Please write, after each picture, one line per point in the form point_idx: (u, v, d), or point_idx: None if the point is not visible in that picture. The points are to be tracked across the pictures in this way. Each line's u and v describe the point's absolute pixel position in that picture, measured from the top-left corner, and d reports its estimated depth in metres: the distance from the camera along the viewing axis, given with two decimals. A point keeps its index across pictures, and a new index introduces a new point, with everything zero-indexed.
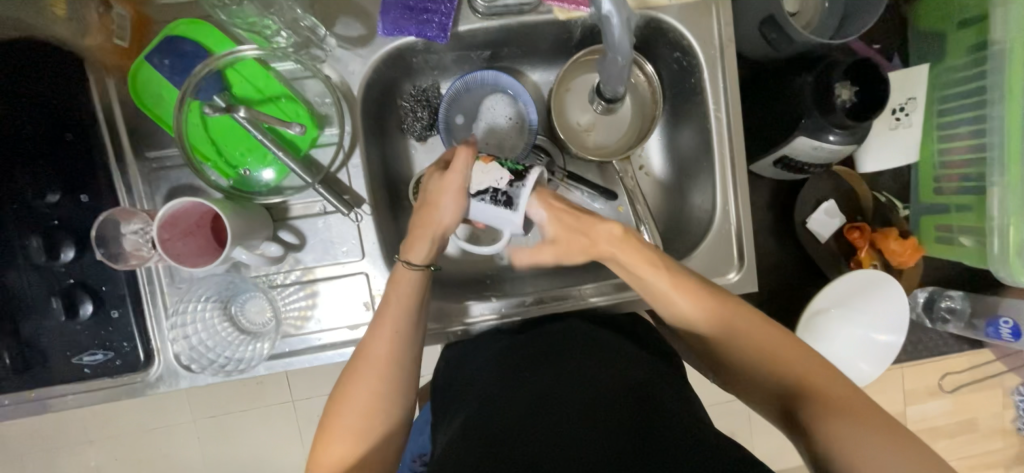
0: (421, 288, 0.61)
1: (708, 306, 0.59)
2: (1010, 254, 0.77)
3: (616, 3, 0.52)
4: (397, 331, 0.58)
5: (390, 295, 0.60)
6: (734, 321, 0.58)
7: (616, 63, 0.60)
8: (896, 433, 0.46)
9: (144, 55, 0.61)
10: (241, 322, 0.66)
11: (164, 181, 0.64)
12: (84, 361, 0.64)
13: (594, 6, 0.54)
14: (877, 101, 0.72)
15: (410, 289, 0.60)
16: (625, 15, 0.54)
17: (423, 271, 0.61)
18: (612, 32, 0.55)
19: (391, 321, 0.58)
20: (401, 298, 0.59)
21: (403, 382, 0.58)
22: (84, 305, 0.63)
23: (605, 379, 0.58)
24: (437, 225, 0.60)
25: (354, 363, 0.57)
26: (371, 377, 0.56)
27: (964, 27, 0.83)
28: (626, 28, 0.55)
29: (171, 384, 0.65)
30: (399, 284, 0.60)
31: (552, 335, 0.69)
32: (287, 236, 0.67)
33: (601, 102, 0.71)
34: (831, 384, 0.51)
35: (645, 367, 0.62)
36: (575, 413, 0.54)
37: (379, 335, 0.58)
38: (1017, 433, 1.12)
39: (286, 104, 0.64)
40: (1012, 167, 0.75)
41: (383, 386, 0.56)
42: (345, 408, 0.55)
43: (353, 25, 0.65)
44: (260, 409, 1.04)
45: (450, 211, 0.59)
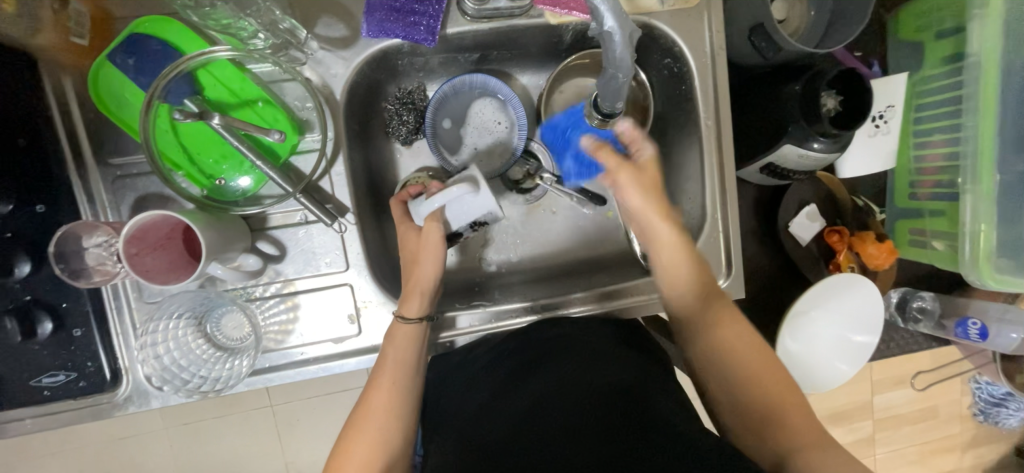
0: (421, 338, 0.63)
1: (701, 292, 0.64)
2: (980, 259, 0.80)
3: (618, 18, 0.51)
4: (396, 379, 0.59)
5: (387, 353, 0.61)
6: (724, 319, 0.62)
7: (615, 80, 0.58)
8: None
9: (106, 53, 0.56)
10: (217, 339, 0.62)
11: (130, 189, 0.60)
12: (44, 383, 0.59)
13: (594, 21, 0.52)
14: (862, 110, 0.74)
15: (410, 341, 0.62)
16: (627, 31, 0.53)
17: (420, 326, 0.62)
18: (612, 48, 0.53)
19: (389, 373, 0.59)
20: (399, 356, 0.60)
21: (402, 431, 0.58)
22: (43, 324, 0.57)
23: (596, 384, 0.57)
24: (422, 282, 0.63)
25: (354, 415, 0.58)
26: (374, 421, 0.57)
27: (940, 38, 0.85)
28: (627, 44, 0.53)
29: (141, 405, 0.62)
30: (396, 340, 0.61)
31: (542, 334, 0.67)
32: (266, 247, 0.64)
33: (596, 117, 0.67)
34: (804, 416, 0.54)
35: (632, 361, 0.62)
36: (567, 426, 0.53)
37: (378, 386, 0.59)
38: (975, 420, 1.18)
39: (264, 109, 0.61)
40: (984, 176, 0.78)
41: (386, 433, 0.57)
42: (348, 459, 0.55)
43: (335, 25, 0.62)
44: (237, 415, 1.00)
45: (431, 268, 0.63)
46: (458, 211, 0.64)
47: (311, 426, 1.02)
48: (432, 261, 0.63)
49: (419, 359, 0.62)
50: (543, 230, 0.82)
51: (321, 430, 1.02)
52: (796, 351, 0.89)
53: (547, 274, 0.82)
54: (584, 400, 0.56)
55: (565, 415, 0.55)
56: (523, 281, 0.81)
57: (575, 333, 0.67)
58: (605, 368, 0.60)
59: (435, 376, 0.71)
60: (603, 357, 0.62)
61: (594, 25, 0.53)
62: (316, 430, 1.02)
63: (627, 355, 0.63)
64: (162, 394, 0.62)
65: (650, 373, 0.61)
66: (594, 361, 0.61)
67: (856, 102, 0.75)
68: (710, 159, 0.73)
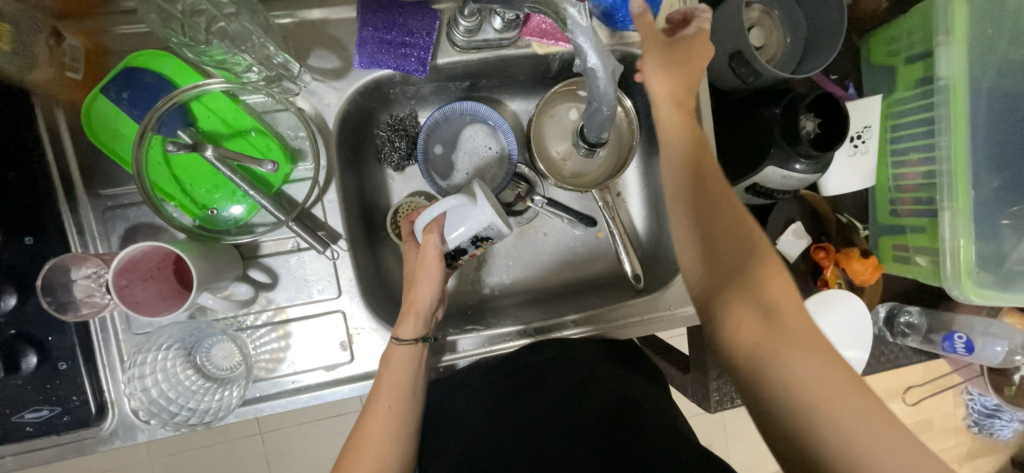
0: (418, 361, 0.63)
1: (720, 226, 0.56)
2: (962, 274, 0.82)
3: (600, 56, 0.54)
4: (393, 402, 0.58)
5: (383, 374, 0.60)
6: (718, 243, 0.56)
7: (600, 112, 0.60)
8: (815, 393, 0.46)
9: (99, 87, 0.57)
10: (207, 369, 0.62)
11: (121, 219, 0.60)
12: (26, 419, 0.57)
13: (578, 58, 0.55)
14: (839, 133, 0.77)
15: (406, 362, 0.62)
16: (610, 67, 0.55)
17: (416, 348, 0.62)
18: (596, 83, 0.56)
19: (386, 396, 0.59)
20: (396, 377, 0.60)
21: (401, 456, 0.56)
22: (27, 357, 0.56)
23: (594, 407, 0.58)
24: (420, 302, 0.63)
25: (352, 440, 0.56)
26: (370, 444, 0.55)
27: (910, 63, 0.89)
28: (612, 81, 0.55)
29: (127, 439, 0.61)
30: (391, 360, 0.61)
31: (535, 356, 0.68)
32: (257, 275, 0.64)
33: (583, 146, 0.71)
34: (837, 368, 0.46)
35: (629, 385, 0.63)
36: (564, 449, 0.54)
37: (373, 411, 0.58)
38: (970, 431, 1.19)
39: (257, 139, 0.62)
40: (960, 192, 0.81)
41: (385, 457, 0.55)
42: None
43: (328, 57, 0.64)
44: (226, 444, 0.98)
45: (429, 287, 0.63)
46: (460, 226, 0.62)
47: (302, 453, 1.00)
48: (431, 280, 0.63)
49: (416, 379, 0.62)
50: (535, 252, 0.82)
51: (312, 457, 1.00)
52: None
53: (539, 296, 0.82)
54: (585, 424, 0.56)
55: (558, 442, 0.55)
56: (517, 303, 0.82)
57: (569, 353, 0.68)
58: (592, 390, 0.61)
59: (429, 402, 0.71)
60: (600, 380, 0.63)
61: (579, 62, 0.55)
62: (307, 458, 1.00)
63: (626, 380, 0.64)
64: (148, 427, 0.60)
65: (648, 394, 0.62)
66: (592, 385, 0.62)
67: (833, 125, 0.77)
68: None
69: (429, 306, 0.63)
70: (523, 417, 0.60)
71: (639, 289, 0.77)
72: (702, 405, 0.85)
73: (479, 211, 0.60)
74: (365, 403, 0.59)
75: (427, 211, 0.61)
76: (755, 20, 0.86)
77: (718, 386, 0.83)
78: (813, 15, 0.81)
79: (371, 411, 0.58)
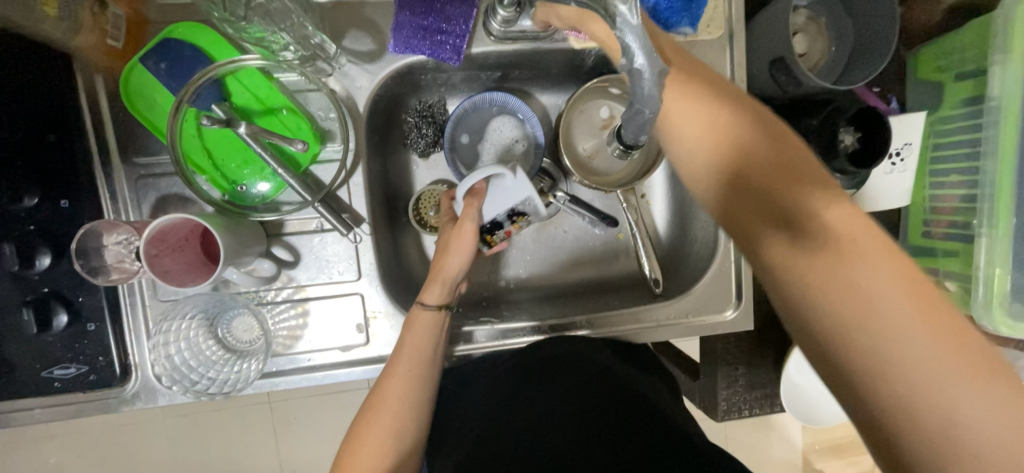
0: (440, 328, 0.63)
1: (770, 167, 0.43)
2: (993, 304, 0.79)
3: (650, 57, 0.44)
4: (413, 368, 0.60)
5: (405, 338, 0.61)
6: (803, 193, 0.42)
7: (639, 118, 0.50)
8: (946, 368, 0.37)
9: (139, 56, 0.58)
10: (227, 341, 0.63)
11: (152, 189, 0.61)
12: (55, 375, 0.60)
13: (624, 56, 0.45)
14: (878, 150, 0.74)
15: (428, 330, 0.62)
16: (661, 69, 0.45)
17: (440, 313, 0.63)
18: (642, 87, 0.45)
19: (405, 367, 0.60)
20: (419, 342, 0.61)
21: (416, 425, 0.58)
22: (58, 316, 0.58)
23: (603, 398, 0.61)
24: (449, 270, 0.64)
25: (370, 402, 0.59)
26: (390, 407, 0.57)
27: (960, 80, 0.85)
28: (659, 84, 0.45)
29: (148, 401, 0.62)
30: (416, 325, 0.62)
31: (551, 349, 0.67)
32: (280, 252, 0.65)
33: (619, 146, 0.70)
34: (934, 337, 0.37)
35: (637, 377, 0.66)
36: (575, 438, 0.56)
37: (394, 375, 0.59)
38: None
39: (288, 117, 0.62)
40: (1001, 220, 0.78)
41: (400, 421, 0.57)
42: (360, 449, 0.55)
43: (363, 39, 0.63)
44: (238, 408, 1.00)
45: (460, 258, 0.65)
46: (498, 197, 0.66)
47: (309, 425, 1.02)
48: (463, 252, 0.65)
49: (437, 350, 0.62)
50: (553, 249, 0.82)
51: (319, 427, 1.02)
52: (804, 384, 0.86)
53: (554, 292, 0.82)
54: (594, 413, 0.59)
55: (569, 429, 0.57)
56: (531, 297, 0.81)
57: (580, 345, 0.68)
58: (603, 383, 0.63)
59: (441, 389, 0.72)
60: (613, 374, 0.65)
61: (624, 62, 0.46)
62: (314, 429, 1.02)
63: (634, 373, 0.66)
64: (168, 392, 0.62)
65: (654, 388, 0.65)
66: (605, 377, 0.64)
67: (873, 141, 0.75)
68: None
69: (454, 277, 0.64)
70: (534, 404, 0.61)
71: (656, 293, 0.77)
72: (708, 413, 0.86)
73: (518, 183, 0.64)
74: (386, 365, 0.61)
75: (465, 181, 0.64)
76: (800, 26, 0.84)
77: (728, 397, 0.83)
78: (863, 24, 0.78)
79: (389, 377, 0.59)
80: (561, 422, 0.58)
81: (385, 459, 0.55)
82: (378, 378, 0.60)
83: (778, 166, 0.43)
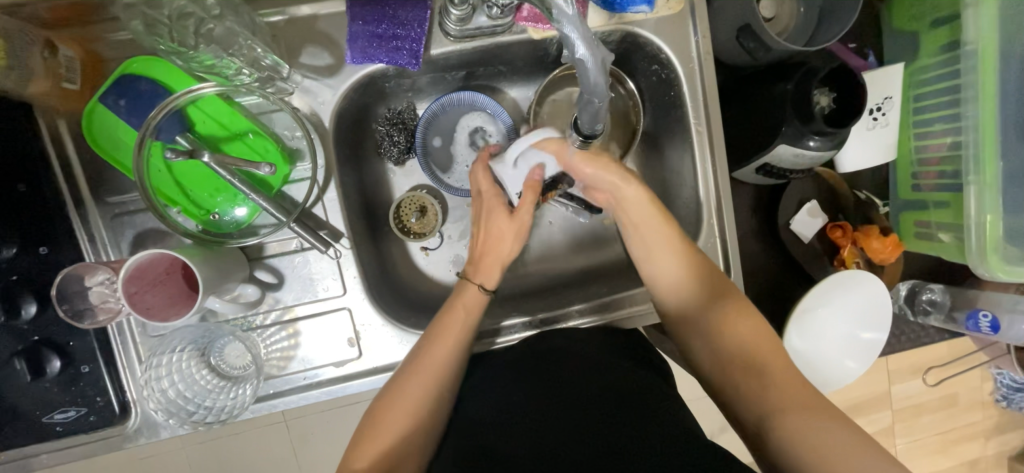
0: (482, 310, 0.66)
1: (700, 284, 0.65)
2: (987, 251, 0.78)
3: (589, 47, 0.51)
4: (453, 340, 0.62)
5: (452, 308, 0.65)
6: (730, 314, 0.62)
7: (592, 104, 0.58)
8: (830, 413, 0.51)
9: (98, 95, 0.58)
10: (221, 368, 0.63)
11: (129, 226, 0.62)
12: (56, 419, 0.61)
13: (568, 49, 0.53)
14: (853, 108, 0.73)
15: (473, 308, 0.66)
16: (600, 57, 0.52)
17: (482, 295, 0.66)
18: (588, 75, 0.53)
19: (443, 343, 0.62)
20: (462, 316, 0.64)
21: (446, 390, 0.61)
22: (51, 362, 0.59)
23: (603, 399, 0.58)
24: (503, 254, 0.69)
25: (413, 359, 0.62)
26: (422, 374, 0.60)
27: (935, 27, 0.84)
28: (601, 71, 0.53)
29: (151, 436, 0.63)
30: (463, 298, 0.66)
31: (551, 346, 0.67)
32: (264, 275, 0.65)
33: (574, 139, 0.66)
34: (788, 381, 0.55)
35: (646, 387, 0.60)
36: (570, 428, 0.55)
37: (437, 340, 0.62)
38: (996, 405, 1.17)
39: (255, 140, 0.62)
40: (986, 165, 0.77)
41: (436, 383, 0.60)
42: (397, 399, 0.59)
43: (320, 54, 0.63)
44: (253, 430, 1.01)
45: (514, 244, 0.70)
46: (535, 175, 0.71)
47: (324, 439, 1.03)
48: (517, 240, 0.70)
49: (471, 328, 0.64)
50: (538, 243, 0.82)
51: (335, 441, 1.03)
52: (805, 349, 0.87)
53: (545, 285, 0.81)
54: (594, 412, 0.56)
55: (569, 416, 0.57)
56: (524, 293, 0.81)
57: (577, 348, 0.66)
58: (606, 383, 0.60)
59: None
60: (619, 386, 0.60)
61: (568, 53, 0.53)
62: (330, 444, 1.03)
63: (644, 382, 0.61)
64: (168, 424, 0.63)
65: (665, 398, 0.59)
66: (608, 384, 0.60)
67: (849, 98, 0.74)
68: (705, 163, 0.72)
69: (509, 257, 0.69)
70: (558, 374, 0.62)
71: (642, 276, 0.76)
72: None
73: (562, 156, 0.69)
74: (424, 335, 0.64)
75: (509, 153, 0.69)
76: None
77: None
78: None
79: (425, 349, 0.62)
80: (574, 401, 0.58)
81: (417, 413, 0.58)
82: (413, 350, 0.63)
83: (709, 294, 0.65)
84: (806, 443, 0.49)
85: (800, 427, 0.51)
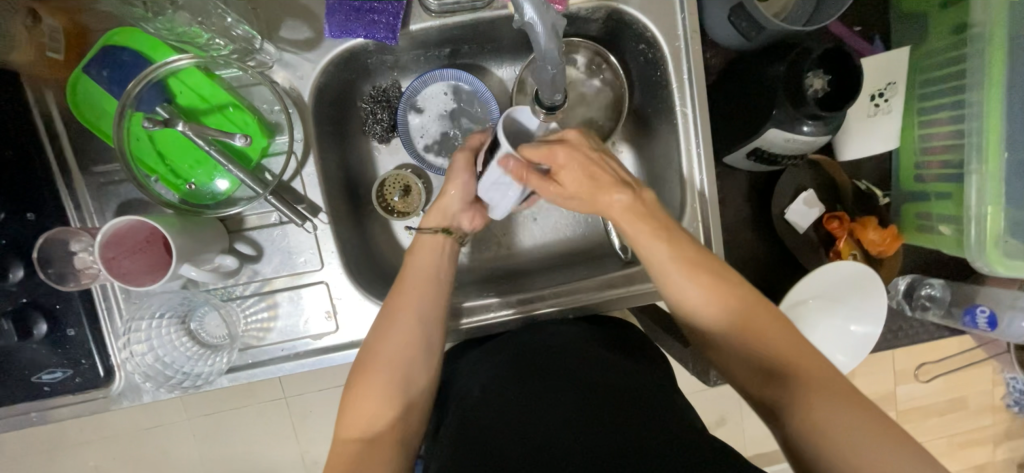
0: (442, 260, 0.65)
1: (704, 279, 0.57)
2: (987, 243, 0.75)
3: (536, 9, 0.48)
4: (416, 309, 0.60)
5: (410, 274, 0.63)
6: (745, 304, 0.55)
7: (547, 69, 0.54)
8: (881, 424, 0.45)
9: (81, 65, 0.59)
10: (201, 336, 0.65)
11: (113, 196, 0.63)
12: (44, 379, 0.63)
13: (516, 10, 0.50)
14: (849, 91, 0.71)
15: (432, 252, 0.64)
16: (550, 21, 0.49)
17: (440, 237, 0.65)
18: (538, 39, 0.50)
19: (408, 311, 0.60)
20: (424, 276, 0.63)
21: (418, 367, 0.59)
22: (39, 325, 0.62)
23: (597, 379, 0.56)
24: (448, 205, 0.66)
25: (377, 331, 0.59)
26: (393, 337, 0.58)
27: (945, 8, 0.80)
28: (553, 34, 0.50)
29: (134, 399, 0.65)
30: (426, 250, 0.64)
31: (530, 332, 0.67)
32: (243, 248, 0.66)
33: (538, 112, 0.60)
34: (815, 378, 0.49)
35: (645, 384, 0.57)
36: (564, 406, 0.53)
37: (402, 307, 0.60)
38: (1008, 410, 1.13)
39: (234, 113, 0.62)
40: (990, 154, 0.74)
41: (405, 355, 0.58)
42: (371, 377, 0.56)
43: (299, 28, 0.63)
44: (256, 406, 1.04)
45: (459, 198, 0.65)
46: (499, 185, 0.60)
47: (322, 416, 1.06)
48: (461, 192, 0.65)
49: (439, 287, 0.63)
50: (522, 229, 0.82)
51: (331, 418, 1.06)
52: None
53: (529, 269, 0.81)
54: (588, 392, 0.54)
55: (561, 403, 0.54)
56: (510, 275, 0.81)
57: (570, 337, 0.65)
58: (599, 370, 0.58)
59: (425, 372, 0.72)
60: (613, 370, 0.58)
61: (518, 15, 0.50)
62: (327, 420, 1.06)
63: (637, 371, 0.60)
64: (150, 389, 0.64)
65: (657, 386, 0.58)
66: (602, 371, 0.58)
67: (844, 81, 0.71)
68: (691, 148, 0.70)
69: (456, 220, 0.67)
70: (545, 356, 0.61)
71: (623, 261, 0.76)
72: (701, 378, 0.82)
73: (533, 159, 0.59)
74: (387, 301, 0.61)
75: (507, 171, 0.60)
76: None
77: None
78: None
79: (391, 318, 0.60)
80: (566, 379, 0.57)
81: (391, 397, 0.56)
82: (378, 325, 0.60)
83: (713, 285, 0.56)
84: (827, 438, 0.45)
85: (826, 429, 0.46)
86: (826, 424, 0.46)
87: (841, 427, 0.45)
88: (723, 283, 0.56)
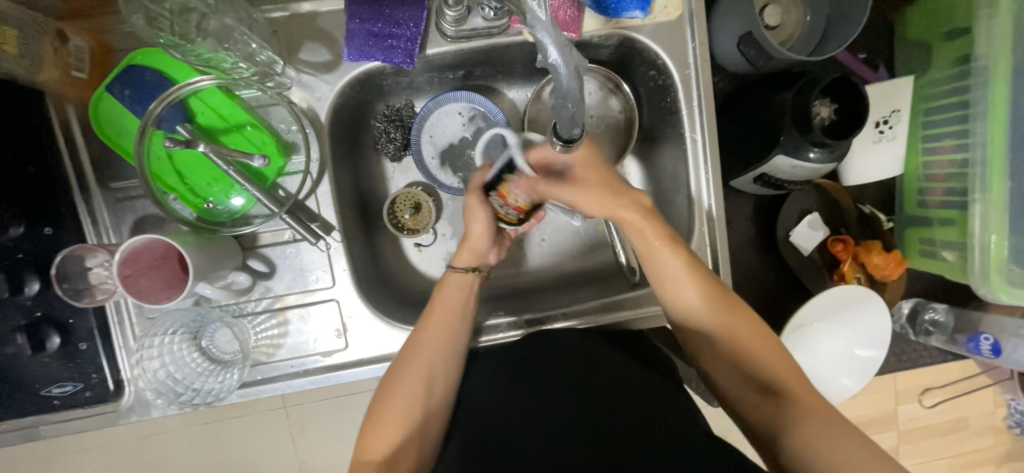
0: (471, 289, 0.66)
1: (714, 302, 0.60)
2: (990, 271, 0.76)
3: (560, 51, 0.52)
4: (445, 324, 0.62)
5: (438, 296, 0.64)
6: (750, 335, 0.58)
7: (566, 108, 0.57)
8: (864, 441, 0.47)
9: (105, 85, 0.60)
10: (212, 352, 0.65)
11: (129, 211, 0.64)
12: (53, 393, 0.63)
13: (541, 54, 0.54)
14: (858, 121, 0.72)
15: (461, 289, 0.65)
16: (573, 62, 0.53)
17: (469, 275, 0.66)
18: (560, 79, 0.54)
19: (429, 341, 0.61)
20: (452, 300, 0.64)
21: (440, 378, 0.61)
22: (51, 339, 0.61)
23: (612, 397, 0.57)
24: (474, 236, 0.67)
25: (406, 348, 0.61)
26: (415, 365, 0.60)
27: (948, 40, 0.82)
28: (574, 75, 0.54)
29: (143, 414, 0.66)
30: (450, 287, 0.65)
31: (539, 340, 0.66)
32: (256, 264, 0.67)
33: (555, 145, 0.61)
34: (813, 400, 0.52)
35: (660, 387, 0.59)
36: (578, 428, 0.54)
37: (429, 325, 0.62)
38: (1009, 431, 1.13)
39: (252, 133, 0.63)
40: (993, 183, 0.75)
41: (428, 369, 0.60)
42: (397, 385, 0.59)
43: (319, 51, 0.64)
44: (255, 414, 1.04)
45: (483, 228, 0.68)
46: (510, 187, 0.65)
47: (322, 426, 1.05)
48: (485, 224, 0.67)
49: (465, 310, 0.64)
50: (528, 249, 0.83)
51: (332, 429, 1.05)
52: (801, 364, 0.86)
53: (537, 286, 0.82)
54: (608, 413, 0.55)
55: (579, 415, 0.55)
56: (516, 291, 0.81)
57: (601, 349, 0.64)
58: (616, 389, 0.58)
59: None
60: (633, 385, 0.58)
61: (541, 56, 0.54)
62: (327, 430, 1.05)
63: (652, 385, 0.59)
64: (159, 404, 0.65)
65: (674, 400, 0.58)
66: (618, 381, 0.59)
67: (851, 110, 0.72)
68: (700, 172, 0.71)
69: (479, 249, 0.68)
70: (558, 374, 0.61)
71: (633, 283, 0.75)
72: (705, 398, 0.83)
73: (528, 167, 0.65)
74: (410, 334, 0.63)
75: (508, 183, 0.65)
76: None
77: None
78: None
79: (419, 332, 0.62)
80: (579, 396, 0.57)
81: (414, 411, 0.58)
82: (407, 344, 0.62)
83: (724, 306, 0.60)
84: (821, 456, 0.47)
85: (817, 434, 0.49)
86: (822, 445, 0.48)
87: (835, 448, 0.47)
88: (731, 307, 0.60)
